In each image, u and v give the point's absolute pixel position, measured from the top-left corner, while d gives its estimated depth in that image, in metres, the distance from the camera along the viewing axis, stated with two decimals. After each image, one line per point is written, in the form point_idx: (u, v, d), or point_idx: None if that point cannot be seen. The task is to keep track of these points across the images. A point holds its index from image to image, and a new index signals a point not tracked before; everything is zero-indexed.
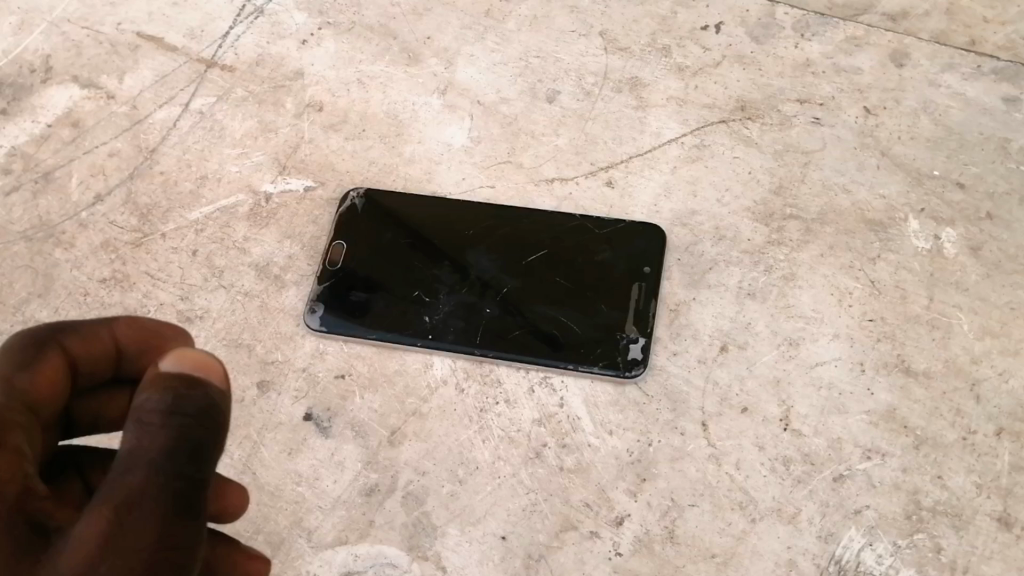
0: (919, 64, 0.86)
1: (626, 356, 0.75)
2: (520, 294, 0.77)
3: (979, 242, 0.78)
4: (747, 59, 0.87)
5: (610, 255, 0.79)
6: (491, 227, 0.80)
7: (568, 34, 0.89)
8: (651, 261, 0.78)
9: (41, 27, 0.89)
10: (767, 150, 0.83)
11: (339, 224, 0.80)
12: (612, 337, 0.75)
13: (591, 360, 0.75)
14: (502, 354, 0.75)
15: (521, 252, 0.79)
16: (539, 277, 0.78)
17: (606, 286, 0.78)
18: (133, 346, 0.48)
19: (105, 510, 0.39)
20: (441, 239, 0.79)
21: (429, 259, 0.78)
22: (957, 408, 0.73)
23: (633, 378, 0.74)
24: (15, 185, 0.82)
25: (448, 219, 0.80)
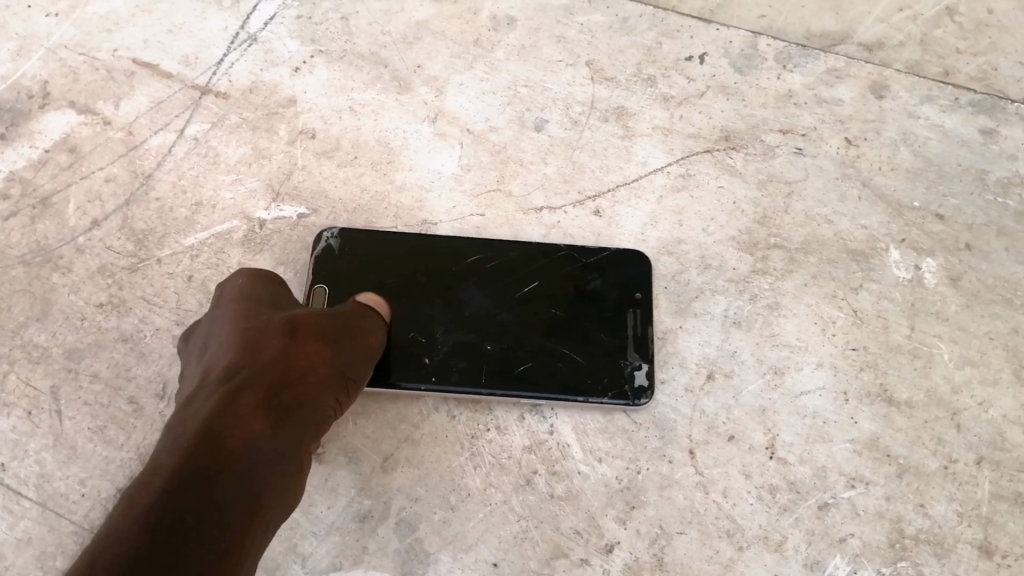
0: (899, 96, 0.89)
1: (633, 384, 0.75)
2: (516, 327, 0.76)
3: (958, 272, 0.82)
4: (730, 90, 0.88)
5: (600, 283, 0.79)
6: (479, 261, 0.79)
7: (556, 63, 0.89)
8: (642, 287, 0.79)
9: (39, 53, 0.88)
10: (751, 180, 0.85)
11: (320, 271, 0.78)
12: (616, 366, 0.76)
13: (600, 391, 0.75)
14: (512, 392, 0.74)
15: (514, 287, 0.78)
16: (536, 311, 0.78)
17: (602, 313, 0.78)
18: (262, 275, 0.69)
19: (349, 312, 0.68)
20: (427, 277, 0.78)
21: (420, 300, 0.77)
22: (938, 437, 0.75)
23: (645, 404, 0.75)
24: (13, 210, 0.82)
25: (433, 255, 0.79)
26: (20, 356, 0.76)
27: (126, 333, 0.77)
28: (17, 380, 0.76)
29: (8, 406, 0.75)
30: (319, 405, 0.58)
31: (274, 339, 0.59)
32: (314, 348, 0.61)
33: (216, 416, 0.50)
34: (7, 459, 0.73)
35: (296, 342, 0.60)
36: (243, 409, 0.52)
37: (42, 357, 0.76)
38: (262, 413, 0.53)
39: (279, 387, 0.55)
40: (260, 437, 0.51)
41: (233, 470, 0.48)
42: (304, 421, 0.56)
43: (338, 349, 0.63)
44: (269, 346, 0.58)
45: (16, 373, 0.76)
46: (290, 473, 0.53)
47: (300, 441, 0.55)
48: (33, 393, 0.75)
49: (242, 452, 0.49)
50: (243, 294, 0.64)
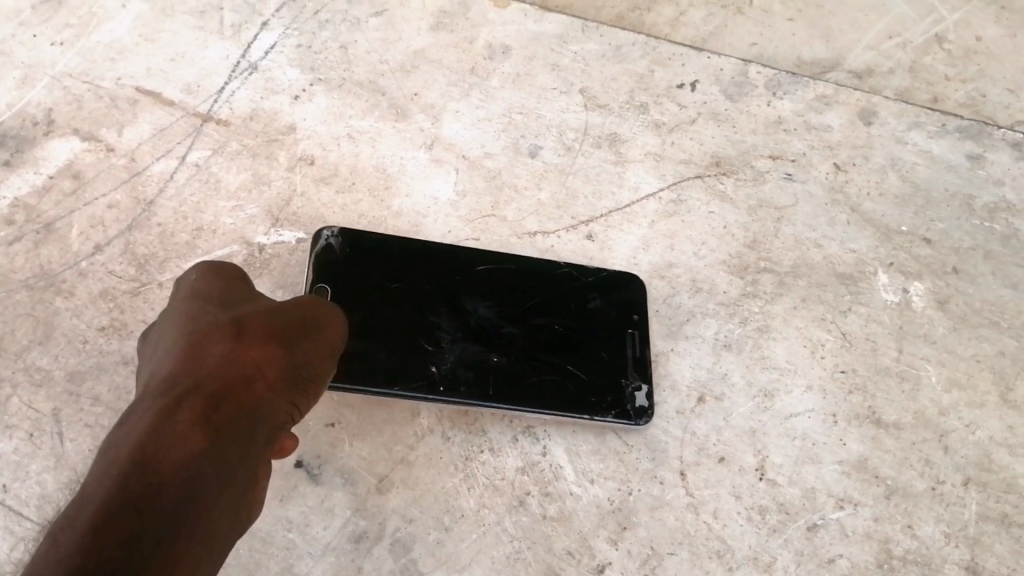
0: (887, 123, 0.92)
1: (634, 404, 0.76)
2: (520, 341, 0.77)
3: (945, 296, 0.83)
4: (721, 117, 0.91)
5: (600, 302, 0.80)
6: (483, 273, 0.79)
7: (549, 91, 0.92)
8: (639, 309, 0.80)
9: (44, 81, 0.90)
10: (741, 206, 0.87)
11: (322, 272, 0.76)
12: (618, 385, 0.77)
13: (604, 410, 0.75)
14: (520, 405, 0.74)
15: (519, 300, 0.79)
16: (541, 325, 0.78)
17: (603, 333, 0.79)
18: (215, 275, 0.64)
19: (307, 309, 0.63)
20: (432, 285, 0.78)
21: (426, 309, 0.76)
22: (925, 458, 0.76)
23: (645, 424, 0.76)
24: (16, 235, 0.83)
25: (437, 264, 0.79)
26: (23, 379, 0.77)
27: (127, 356, 0.79)
28: (19, 403, 0.77)
29: (10, 428, 0.76)
30: (275, 406, 0.52)
31: (221, 337, 0.54)
32: (267, 345, 0.55)
33: (153, 426, 0.44)
34: (9, 481, 0.74)
35: (241, 344, 0.54)
36: (183, 416, 0.45)
37: (43, 380, 0.77)
38: (205, 420, 0.46)
39: (223, 391, 0.49)
40: (204, 446, 0.44)
41: (170, 487, 0.41)
42: (262, 421, 0.50)
43: (293, 347, 0.58)
44: (216, 345, 0.52)
45: (18, 396, 0.77)
46: (243, 485, 0.46)
47: (256, 444, 0.49)
48: (35, 415, 0.76)
49: (183, 464, 0.42)
50: (192, 298, 0.59)
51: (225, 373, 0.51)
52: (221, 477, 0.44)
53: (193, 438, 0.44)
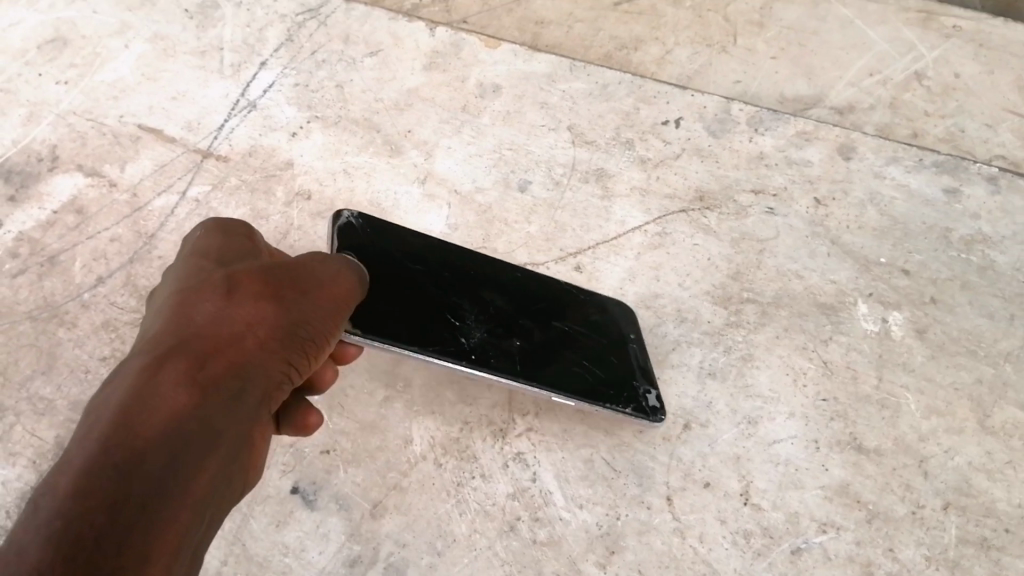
0: (866, 158, 0.95)
1: (646, 403, 0.79)
2: (538, 329, 0.79)
3: (924, 325, 0.86)
4: (704, 153, 0.94)
5: (604, 312, 0.83)
6: (497, 269, 0.81)
7: (539, 128, 0.95)
8: (634, 327, 0.83)
9: (49, 118, 0.95)
10: (725, 239, 0.90)
11: (345, 241, 0.75)
12: (630, 384, 0.79)
13: (621, 402, 0.77)
14: (546, 385, 0.75)
15: (532, 296, 0.81)
16: (555, 320, 0.80)
17: (608, 336, 0.81)
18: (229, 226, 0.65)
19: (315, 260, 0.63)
20: (451, 273, 0.79)
21: (449, 290, 0.77)
22: (906, 483, 0.78)
23: (661, 421, 0.78)
24: (21, 268, 0.86)
25: (453, 256, 0.80)
26: (26, 408, 0.79)
27: None
28: (22, 430, 0.78)
29: (14, 455, 0.77)
30: (263, 366, 0.55)
31: (212, 298, 0.56)
32: (263, 300, 0.58)
33: (127, 400, 0.48)
34: (11, 506, 0.75)
35: (229, 307, 0.56)
36: (162, 381, 0.49)
37: (43, 409, 0.79)
38: (185, 384, 0.50)
39: (206, 354, 0.52)
40: (181, 413, 0.49)
41: (143, 451, 0.45)
42: (246, 382, 0.54)
43: (294, 298, 0.59)
44: (206, 309, 0.56)
45: (21, 424, 0.79)
46: (225, 449, 0.50)
47: (237, 408, 0.52)
48: (38, 443, 0.78)
49: (156, 429, 0.47)
50: (196, 258, 0.62)
51: (211, 335, 0.54)
52: (195, 437, 0.48)
53: (170, 404, 0.48)
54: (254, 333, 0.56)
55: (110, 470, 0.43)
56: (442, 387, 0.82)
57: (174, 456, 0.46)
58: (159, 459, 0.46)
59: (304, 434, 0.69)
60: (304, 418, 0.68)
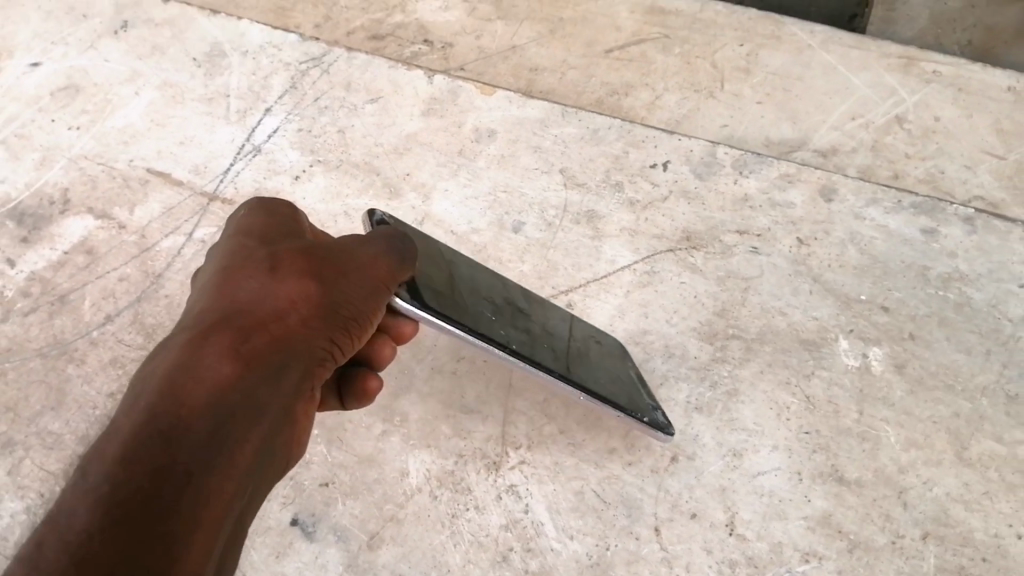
0: (846, 200, 0.97)
1: (657, 420, 0.82)
2: (556, 342, 0.80)
3: (903, 360, 0.88)
4: (691, 195, 0.98)
5: (605, 342, 0.86)
6: (512, 285, 0.83)
7: (532, 171, 0.99)
8: (631, 359, 0.87)
9: (61, 162, 1.00)
10: (711, 277, 0.93)
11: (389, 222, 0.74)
12: (641, 403, 0.82)
13: (637, 414, 0.80)
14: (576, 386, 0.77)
15: (545, 315, 0.83)
16: (567, 340, 0.83)
17: (612, 358, 0.85)
18: (277, 202, 0.71)
19: (357, 238, 0.68)
20: (476, 277, 0.80)
21: (478, 292, 0.78)
22: (886, 514, 0.81)
23: (672, 436, 0.82)
24: (34, 307, 0.90)
25: (475, 265, 0.82)
26: (36, 442, 0.83)
27: None
28: (33, 464, 0.82)
29: (25, 487, 0.81)
30: (304, 343, 0.62)
31: (256, 279, 0.63)
32: (303, 280, 0.63)
33: (172, 379, 0.55)
34: (21, 537, 0.78)
35: (273, 283, 0.63)
36: (206, 358, 0.57)
37: (53, 442, 0.83)
38: (226, 359, 0.57)
39: (249, 330, 0.60)
40: (221, 389, 0.56)
41: (185, 423, 0.53)
42: (285, 359, 0.61)
43: (337, 274, 0.64)
44: (251, 290, 0.62)
45: (31, 458, 0.82)
46: (265, 420, 0.58)
47: (278, 383, 0.60)
48: (47, 476, 0.81)
49: (199, 403, 0.55)
50: (245, 234, 0.67)
51: (255, 312, 0.61)
52: (237, 412, 0.56)
53: (212, 381, 0.56)
54: (295, 312, 0.62)
55: (150, 447, 0.52)
56: (437, 421, 0.85)
57: (212, 432, 0.54)
58: (196, 435, 0.53)
59: (365, 400, 0.75)
60: (363, 385, 0.74)
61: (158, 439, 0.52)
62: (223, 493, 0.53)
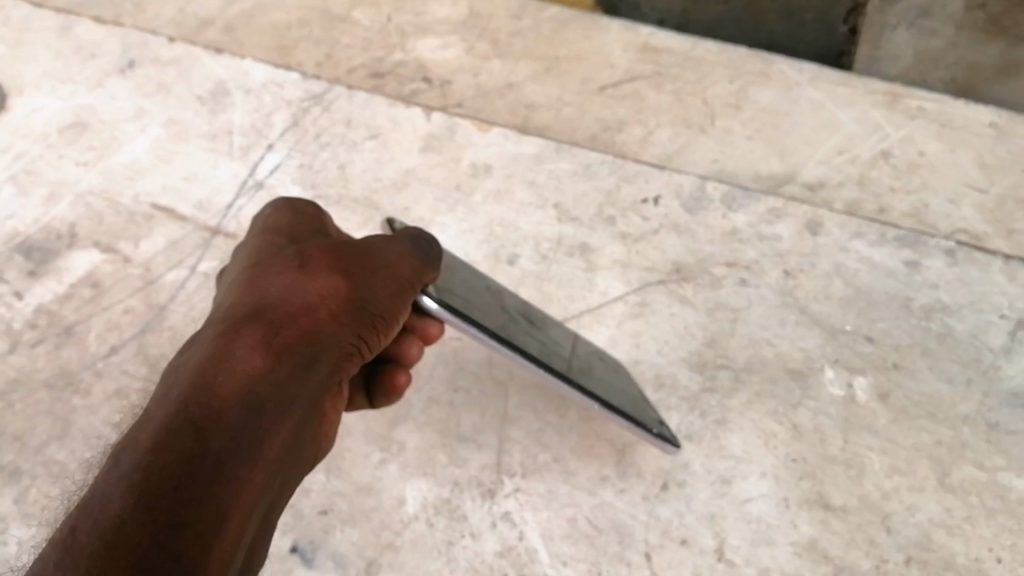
0: (831, 233, 1.01)
1: (665, 433, 0.85)
2: (568, 356, 0.85)
3: (887, 390, 0.91)
4: (681, 228, 1.01)
5: (612, 360, 0.90)
6: (526, 304, 0.88)
7: (527, 206, 1.03)
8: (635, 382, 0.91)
9: (68, 198, 1.03)
10: (701, 308, 0.96)
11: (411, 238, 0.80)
12: (649, 417, 0.85)
13: (647, 426, 0.84)
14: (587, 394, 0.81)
15: (558, 332, 0.88)
16: (580, 355, 0.87)
17: (620, 374, 0.89)
18: (304, 214, 0.80)
19: (380, 239, 0.75)
20: (491, 296, 0.85)
21: (493, 309, 0.83)
22: (870, 539, 0.83)
23: (677, 448, 0.85)
24: (41, 338, 0.93)
25: (490, 284, 0.87)
26: (42, 471, 0.85)
27: None
28: (39, 493, 0.84)
29: (30, 516, 0.83)
30: (332, 336, 0.69)
31: (285, 280, 0.71)
32: (329, 279, 0.71)
33: (206, 367, 0.63)
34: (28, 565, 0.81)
35: (301, 282, 0.70)
36: (239, 351, 0.64)
37: (58, 470, 0.85)
38: (257, 352, 0.65)
39: (280, 324, 0.67)
40: (253, 376, 0.63)
41: (219, 410, 0.61)
42: (315, 349, 0.68)
43: (361, 274, 0.72)
44: (279, 289, 0.70)
45: (38, 486, 0.85)
46: (298, 404, 0.65)
47: (308, 372, 0.66)
48: (52, 504, 0.83)
49: (232, 391, 0.62)
50: (276, 241, 0.76)
51: (284, 309, 0.69)
52: (268, 397, 0.63)
53: (245, 367, 0.64)
54: (322, 307, 0.70)
55: (186, 429, 0.59)
56: (435, 449, 0.88)
57: (243, 415, 0.61)
58: (228, 416, 0.61)
59: (393, 396, 0.83)
60: (391, 380, 0.82)
61: (194, 426, 0.59)
62: (257, 470, 0.59)
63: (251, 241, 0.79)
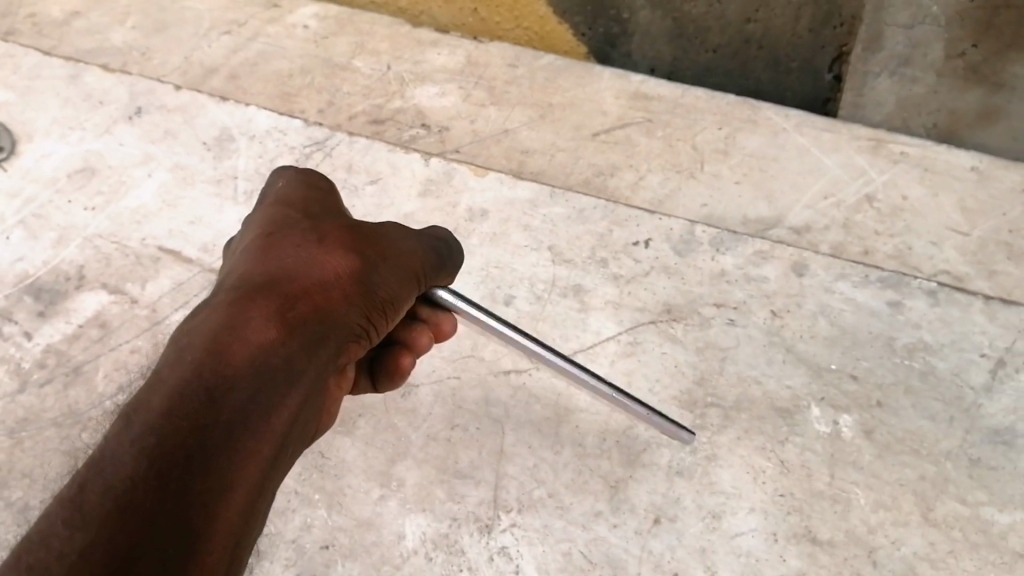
0: (817, 275, 1.04)
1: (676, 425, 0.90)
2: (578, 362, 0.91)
3: (872, 427, 0.94)
4: (671, 270, 1.04)
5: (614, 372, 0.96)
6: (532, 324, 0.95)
7: (522, 248, 1.07)
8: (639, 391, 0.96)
9: (77, 241, 1.06)
10: (690, 346, 0.99)
11: None
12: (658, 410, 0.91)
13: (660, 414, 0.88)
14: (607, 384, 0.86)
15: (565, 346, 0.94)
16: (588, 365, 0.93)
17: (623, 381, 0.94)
18: (322, 187, 0.80)
19: (397, 229, 0.77)
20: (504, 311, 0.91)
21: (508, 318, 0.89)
22: (857, 572, 0.86)
23: (689, 438, 0.90)
24: (49, 377, 0.96)
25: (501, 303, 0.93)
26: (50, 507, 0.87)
27: None
28: None
29: None
30: (344, 316, 0.70)
31: (302, 252, 0.71)
32: (345, 259, 0.72)
33: (220, 333, 0.64)
34: None
35: (318, 257, 0.71)
36: (254, 322, 0.65)
37: None
38: (272, 324, 0.66)
39: (294, 298, 0.68)
40: (265, 349, 0.65)
41: (231, 380, 0.62)
42: (326, 327, 0.69)
43: (375, 260, 0.73)
44: (295, 261, 0.70)
45: None
46: (304, 381, 0.66)
47: (316, 349, 0.68)
48: None
49: (245, 361, 0.63)
50: (292, 211, 0.76)
51: (299, 282, 0.69)
52: (278, 373, 0.65)
53: (259, 338, 0.65)
54: (338, 283, 0.71)
55: (198, 397, 0.61)
56: (433, 485, 0.90)
57: (253, 388, 0.63)
58: (238, 388, 0.62)
59: (396, 378, 0.83)
60: (396, 363, 0.82)
61: (206, 394, 0.61)
62: (262, 444, 0.62)
63: (264, 207, 0.78)
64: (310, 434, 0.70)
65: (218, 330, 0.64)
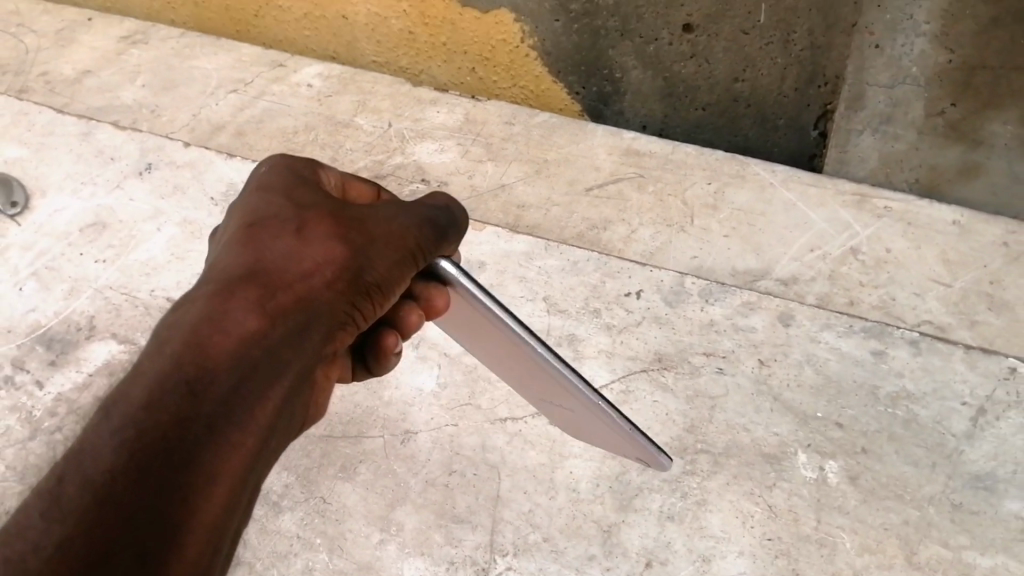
0: (803, 324, 1.08)
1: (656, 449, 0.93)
2: None
3: (856, 472, 0.96)
4: (662, 320, 1.08)
5: None
6: None
7: (518, 299, 1.11)
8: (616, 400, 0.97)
9: (87, 292, 1.10)
10: (681, 394, 1.02)
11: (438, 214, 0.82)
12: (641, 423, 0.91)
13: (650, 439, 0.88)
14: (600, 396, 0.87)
15: None
16: None
17: None
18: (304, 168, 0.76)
19: (385, 211, 0.74)
20: None
21: None
22: None
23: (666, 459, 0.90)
24: (59, 424, 0.99)
25: None
26: None
27: None
28: None
29: None
30: (326, 305, 0.67)
31: (283, 243, 0.68)
32: (330, 248, 0.69)
33: (199, 328, 0.61)
34: None
35: (298, 249, 0.68)
36: (234, 315, 0.62)
37: None
38: (252, 316, 0.63)
39: (275, 289, 0.65)
40: (245, 343, 0.62)
41: (211, 372, 0.59)
42: (308, 318, 0.66)
43: (361, 247, 0.70)
44: (276, 252, 0.67)
45: None
46: (287, 371, 0.64)
47: (300, 339, 0.65)
48: None
49: (225, 355, 0.60)
50: (274, 194, 0.72)
51: (279, 275, 0.66)
52: (259, 364, 0.62)
53: (239, 331, 0.62)
54: (324, 276, 0.68)
55: (179, 389, 0.57)
56: (431, 529, 0.93)
57: (235, 379, 0.60)
58: (220, 379, 0.59)
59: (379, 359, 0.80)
60: (381, 343, 0.79)
61: (187, 387, 0.58)
62: (247, 434, 0.59)
63: (243, 194, 0.74)
64: (295, 424, 0.68)
65: (196, 323, 0.61)
